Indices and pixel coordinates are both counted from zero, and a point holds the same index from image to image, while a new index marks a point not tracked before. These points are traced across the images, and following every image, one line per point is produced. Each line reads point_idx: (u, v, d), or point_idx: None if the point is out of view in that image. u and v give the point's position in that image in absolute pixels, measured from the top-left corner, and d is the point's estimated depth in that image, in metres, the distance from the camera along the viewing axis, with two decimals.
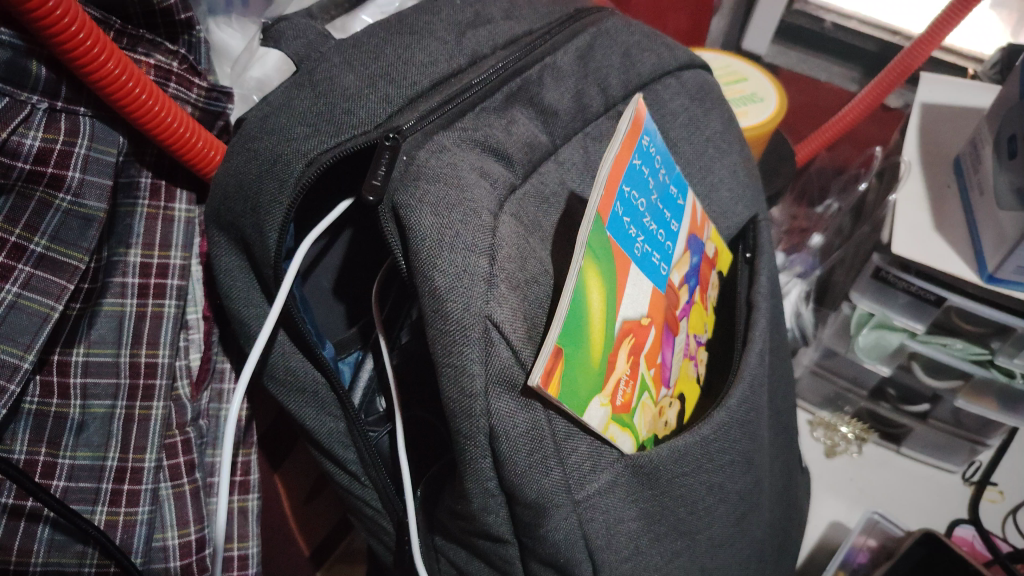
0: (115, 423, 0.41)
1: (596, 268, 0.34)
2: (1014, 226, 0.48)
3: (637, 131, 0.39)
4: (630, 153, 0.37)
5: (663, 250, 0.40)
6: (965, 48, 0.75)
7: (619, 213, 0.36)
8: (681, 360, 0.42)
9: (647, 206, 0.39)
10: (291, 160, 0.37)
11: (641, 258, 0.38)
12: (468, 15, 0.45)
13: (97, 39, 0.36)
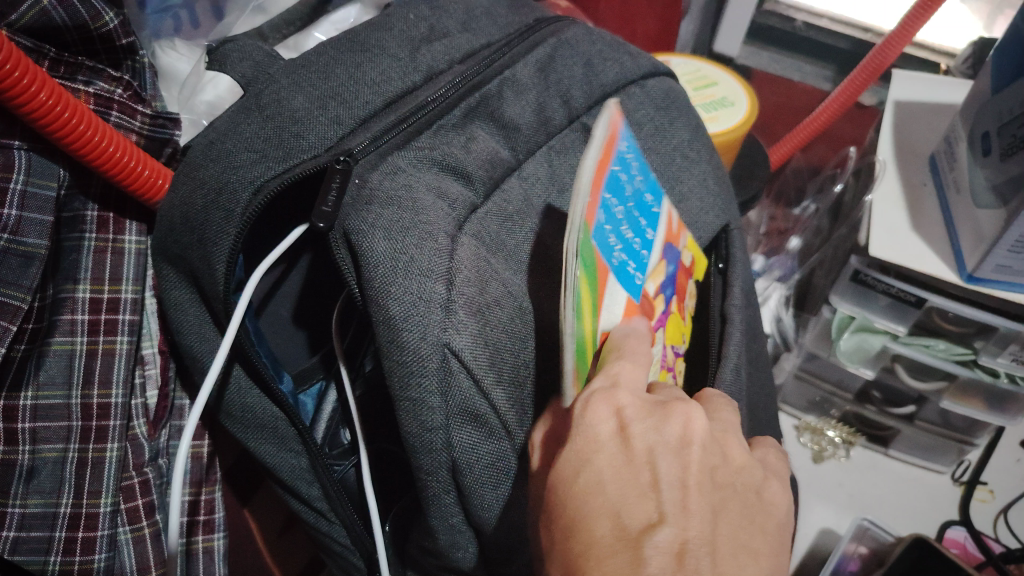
0: (68, 467, 0.40)
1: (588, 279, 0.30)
2: (991, 224, 0.47)
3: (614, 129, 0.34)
4: (610, 159, 0.34)
5: (641, 259, 0.37)
6: (937, 43, 0.74)
7: (602, 222, 0.32)
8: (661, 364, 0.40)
9: (626, 214, 0.35)
10: (237, 188, 0.35)
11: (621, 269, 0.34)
12: (423, 28, 0.43)
13: (27, 71, 0.34)
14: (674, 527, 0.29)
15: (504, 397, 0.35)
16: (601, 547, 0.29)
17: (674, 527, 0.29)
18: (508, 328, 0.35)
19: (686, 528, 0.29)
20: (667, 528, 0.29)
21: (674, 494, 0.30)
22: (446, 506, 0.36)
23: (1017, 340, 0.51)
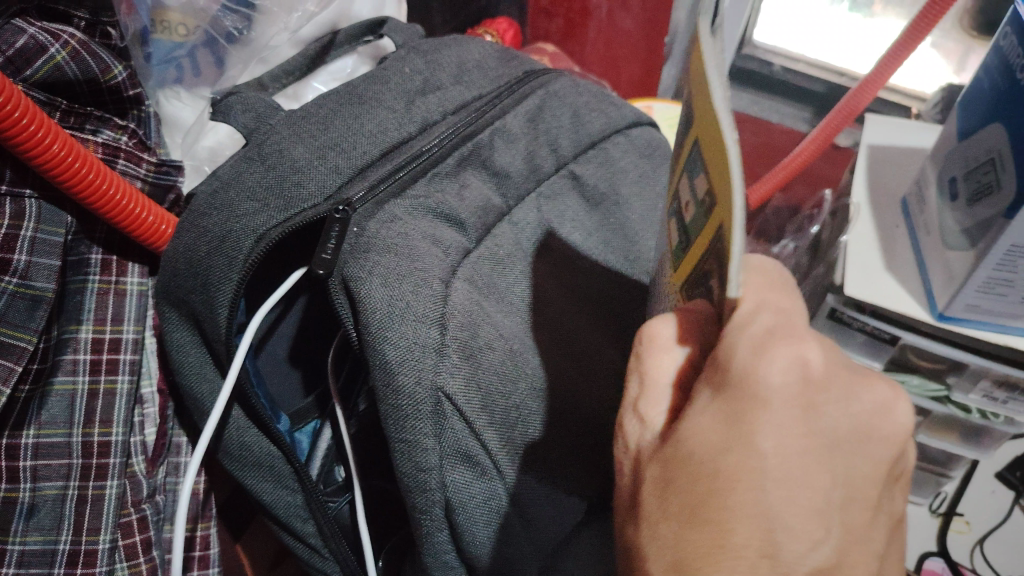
0: (68, 505, 0.40)
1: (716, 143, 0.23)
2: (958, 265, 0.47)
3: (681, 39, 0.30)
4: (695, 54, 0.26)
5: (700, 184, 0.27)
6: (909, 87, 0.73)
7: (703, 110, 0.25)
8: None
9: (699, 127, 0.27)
10: (240, 236, 0.37)
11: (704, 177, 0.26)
12: (418, 81, 0.45)
13: (41, 123, 0.36)
14: (838, 543, 0.24)
15: (496, 440, 0.36)
16: (738, 553, 0.22)
17: (835, 559, 0.24)
18: (500, 371, 0.37)
19: (846, 548, 0.24)
20: (827, 544, 0.23)
21: (845, 506, 0.24)
22: (438, 543, 0.37)
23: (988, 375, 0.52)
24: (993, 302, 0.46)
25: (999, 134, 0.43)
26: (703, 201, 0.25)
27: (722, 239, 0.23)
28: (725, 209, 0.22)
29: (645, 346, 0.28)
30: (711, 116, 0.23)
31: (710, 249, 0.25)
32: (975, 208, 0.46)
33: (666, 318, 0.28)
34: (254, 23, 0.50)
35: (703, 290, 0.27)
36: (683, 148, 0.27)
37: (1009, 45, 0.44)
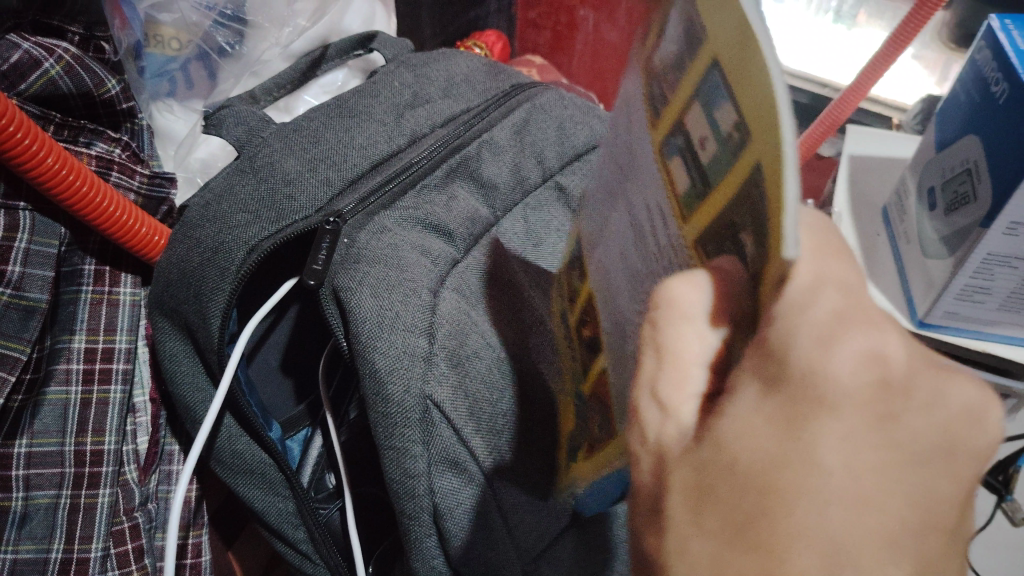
0: (60, 513, 0.41)
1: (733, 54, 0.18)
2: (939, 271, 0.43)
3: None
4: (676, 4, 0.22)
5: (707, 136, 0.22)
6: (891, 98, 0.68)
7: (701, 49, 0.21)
8: (587, 356, 0.34)
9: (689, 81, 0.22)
10: (233, 248, 0.38)
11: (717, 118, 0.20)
12: (407, 95, 0.46)
13: (35, 137, 0.37)
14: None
15: (484, 447, 0.37)
16: None
17: None
18: (487, 378, 0.38)
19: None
20: None
21: (928, 535, 0.18)
22: (426, 548, 0.38)
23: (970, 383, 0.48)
24: (973, 311, 0.43)
25: (975, 143, 0.40)
26: (730, 135, 0.19)
27: (768, 182, 0.16)
28: (769, 145, 0.16)
29: (660, 327, 0.20)
30: (735, 29, 0.18)
31: (743, 197, 0.18)
32: (952, 220, 0.42)
33: (681, 284, 0.20)
34: (246, 39, 0.51)
35: (732, 247, 0.19)
36: (687, 76, 0.21)
37: (982, 59, 0.41)
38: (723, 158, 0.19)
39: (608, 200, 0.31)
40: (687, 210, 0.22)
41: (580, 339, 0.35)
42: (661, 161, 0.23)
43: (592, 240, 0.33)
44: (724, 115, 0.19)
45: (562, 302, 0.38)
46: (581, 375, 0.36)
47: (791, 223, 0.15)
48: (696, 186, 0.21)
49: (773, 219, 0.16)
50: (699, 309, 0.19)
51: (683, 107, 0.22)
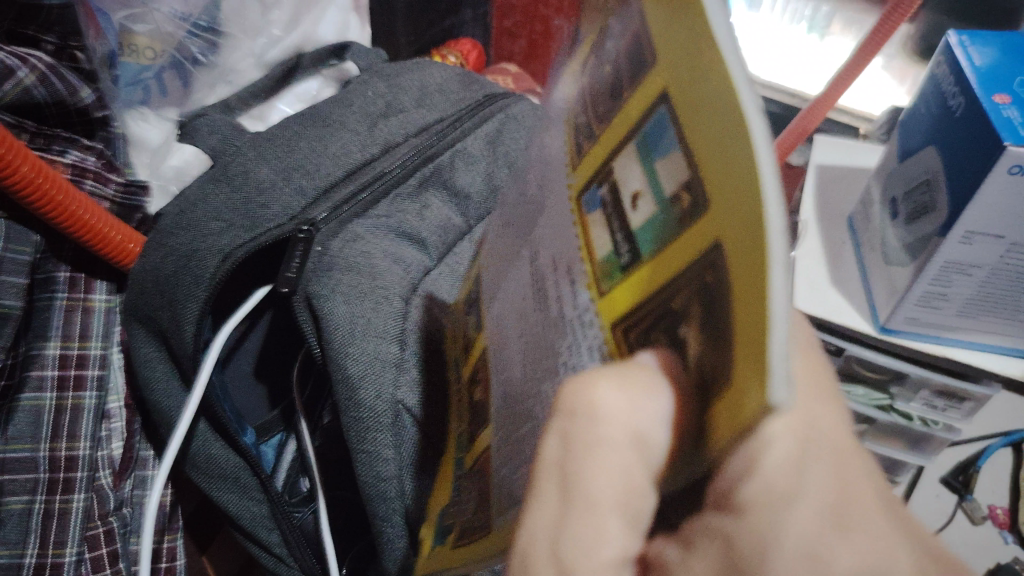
0: (34, 519, 0.40)
1: (695, 90, 0.14)
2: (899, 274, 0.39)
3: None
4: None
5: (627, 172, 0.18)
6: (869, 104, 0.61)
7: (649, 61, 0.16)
8: (475, 422, 0.29)
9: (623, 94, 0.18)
10: (206, 255, 0.38)
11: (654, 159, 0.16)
12: (380, 105, 0.47)
13: (14, 149, 0.38)
14: None
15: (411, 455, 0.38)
16: None
17: None
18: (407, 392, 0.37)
19: None
20: None
21: None
22: (396, 551, 0.38)
23: (931, 385, 0.47)
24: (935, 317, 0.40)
25: (938, 152, 0.34)
26: (678, 199, 0.15)
27: (739, 273, 0.13)
28: (743, 226, 0.13)
29: (572, 436, 0.16)
30: (697, 62, 0.14)
31: (693, 278, 0.15)
32: (918, 233, 0.36)
33: (608, 381, 0.16)
34: (219, 49, 0.52)
35: (666, 334, 0.16)
36: (635, 108, 0.17)
37: (938, 71, 0.36)
38: (664, 222, 0.16)
39: (516, 235, 0.26)
40: (607, 277, 0.19)
41: (472, 395, 0.30)
42: (579, 212, 0.21)
43: (495, 281, 0.28)
44: (670, 169, 0.15)
45: (459, 347, 0.34)
46: (466, 440, 0.31)
47: (782, 364, 0.12)
48: (622, 249, 0.18)
49: (749, 342, 0.13)
50: (619, 431, 0.16)
51: (617, 152, 0.18)
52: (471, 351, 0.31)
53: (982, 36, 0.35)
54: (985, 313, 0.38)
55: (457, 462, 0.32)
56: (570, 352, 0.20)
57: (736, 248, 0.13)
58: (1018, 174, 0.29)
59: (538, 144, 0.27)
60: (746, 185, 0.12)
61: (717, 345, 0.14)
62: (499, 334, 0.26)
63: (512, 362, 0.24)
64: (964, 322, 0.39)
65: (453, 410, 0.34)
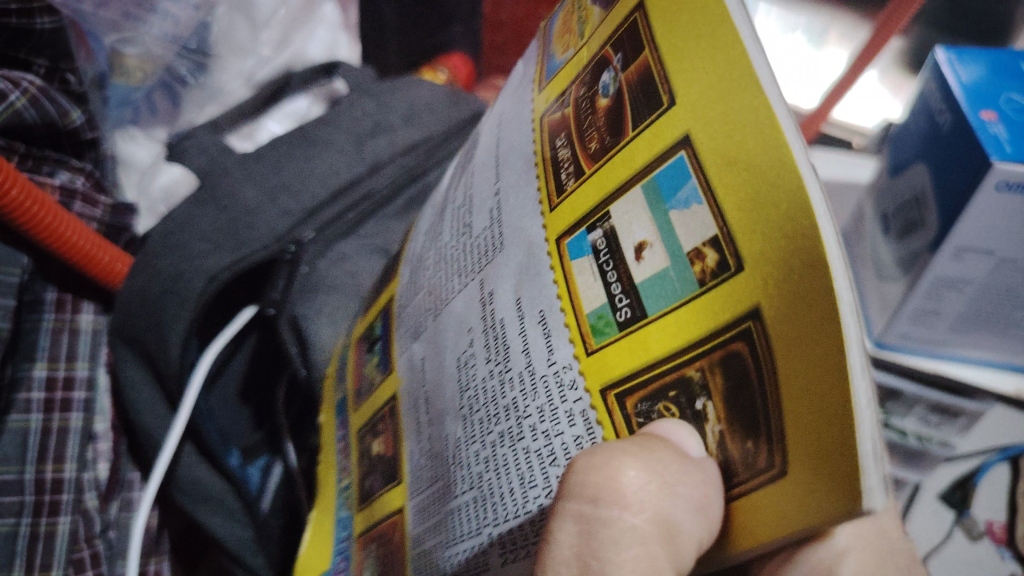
0: (20, 542, 0.40)
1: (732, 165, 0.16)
2: (892, 287, 0.34)
3: (575, 31, 0.26)
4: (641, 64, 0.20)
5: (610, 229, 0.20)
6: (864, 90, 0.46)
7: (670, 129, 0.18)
8: (377, 476, 0.32)
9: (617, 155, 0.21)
10: (192, 277, 0.39)
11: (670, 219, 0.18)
12: (369, 123, 0.46)
13: (8, 176, 0.39)
14: None
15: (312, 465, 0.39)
16: None
17: None
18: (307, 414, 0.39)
19: None
20: None
21: None
22: None
23: (921, 402, 0.39)
24: (932, 333, 0.34)
25: (923, 169, 0.31)
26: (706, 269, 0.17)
27: (802, 366, 0.14)
28: (805, 323, 0.14)
29: (593, 524, 0.19)
30: (742, 146, 0.15)
31: (719, 348, 0.16)
32: (905, 251, 0.33)
33: (632, 463, 0.19)
34: (208, 69, 0.52)
35: (679, 399, 0.18)
36: (651, 161, 0.19)
37: (926, 89, 0.33)
38: (680, 281, 0.17)
39: (454, 273, 0.27)
40: (597, 332, 0.20)
41: (368, 449, 0.33)
42: (558, 253, 0.21)
43: (422, 319, 0.29)
44: (691, 226, 0.17)
45: (348, 393, 0.36)
46: (355, 492, 0.34)
47: (875, 476, 0.13)
48: (620, 301, 0.19)
49: (820, 440, 0.14)
50: (639, 516, 0.19)
51: (615, 196, 0.20)
52: (371, 400, 0.33)
53: (970, 50, 0.32)
54: (982, 326, 0.33)
55: (343, 516, 0.34)
56: (538, 413, 0.21)
57: (796, 339, 0.14)
58: (1005, 192, 0.27)
59: (484, 177, 0.27)
60: (813, 284, 0.14)
61: (756, 426, 0.16)
62: (432, 381, 0.28)
63: (455, 415, 0.25)
64: (959, 338, 0.34)
65: (334, 455, 0.37)
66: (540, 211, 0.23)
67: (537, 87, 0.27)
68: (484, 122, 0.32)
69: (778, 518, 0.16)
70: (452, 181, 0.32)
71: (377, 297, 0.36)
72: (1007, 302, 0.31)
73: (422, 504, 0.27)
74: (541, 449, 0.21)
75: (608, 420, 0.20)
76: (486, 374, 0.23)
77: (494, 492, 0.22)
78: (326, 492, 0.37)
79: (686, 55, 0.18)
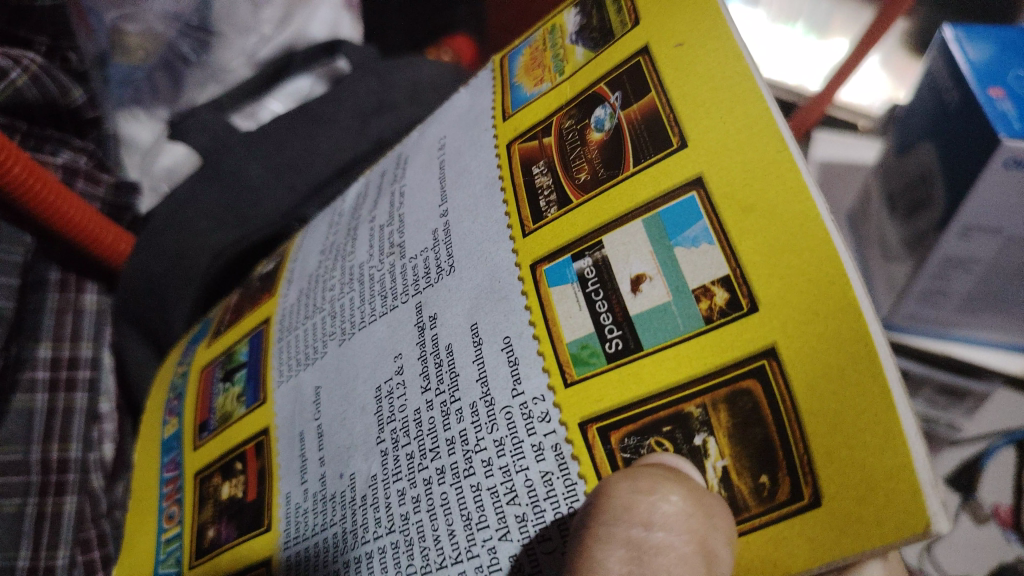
0: (26, 523, 0.39)
1: (760, 228, 0.19)
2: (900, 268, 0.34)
3: (549, 69, 0.28)
4: (640, 109, 0.23)
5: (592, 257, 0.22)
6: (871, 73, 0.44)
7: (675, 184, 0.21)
8: (226, 523, 0.30)
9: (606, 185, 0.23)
10: (198, 255, 0.39)
11: (676, 263, 0.20)
12: (374, 101, 0.45)
13: (17, 159, 0.39)
14: None
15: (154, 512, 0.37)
16: None
17: None
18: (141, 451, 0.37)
19: None
20: None
21: None
22: None
23: (930, 383, 0.38)
24: (934, 315, 0.33)
25: (931, 150, 0.31)
26: (717, 313, 0.19)
27: (839, 408, 0.17)
28: (841, 366, 0.17)
29: (643, 549, 0.19)
30: (772, 210, 0.19)
31: (730, 382, 0.18)
32: (911, 233, 0.32)
33: (676, 488, 0.18)
34: (210, 47, 0.51)
35: (673, 435, 0.20)
36: (659, 203, 0.21)
37: (931, 63, 0.32)
38: (682, 318, 0.19)
39: (372, 296, 0.28)
40: (579, 361, 0.21)
41: (215, 492, 0.31)
42: (533, 279, 0.23)
43: (317, 344, 0.29)
44: (699, 267, 0.19)
45: (186, 427, 0.35)
46: (186, 544, 0.32)
47: (935, 502, 0.16)
48: (610, 332, 0.21)
49: (863, 474, 0.17)
50: (680, 542, 0.19)
51: (604, 228, 0.22)
52: (227, 435, 0.32)
53: (981, 27, 0.31)
54: (990, 307, 0.32)
55: (162, 573, 0.32)
56: (496, 448, 0.21)
57: (831, 385, 0.17)
58: (1013, 169, 0.26)
59: (424, 195, 0.28)
60: (860, 340, 0.17)
61: (773, 459, 0.18)
62: (333, 417, 0.27)
63: (368, 449, 0.25)
64: (969, 320, 0.33)
65: (153, 504, 0.35)
66: (509, 235, 0.24)
67: (499, 116, 0.28)
68: (435, 121, 0.32)
69: (812, 549, 0.17)
70: (345, 216, 0.33)
71: (236, 324, 0.35)
72: (1016, 283, 0.30)
73: (309, 554, 0.26)
74: (496, 487, 0.21)
75: (585, 455, 0.20)
76: (423, 404, 0.24)
77: (425, 533, 0.22)
78: (137, 546, 0.34)
79: (708, 126, 0.21)
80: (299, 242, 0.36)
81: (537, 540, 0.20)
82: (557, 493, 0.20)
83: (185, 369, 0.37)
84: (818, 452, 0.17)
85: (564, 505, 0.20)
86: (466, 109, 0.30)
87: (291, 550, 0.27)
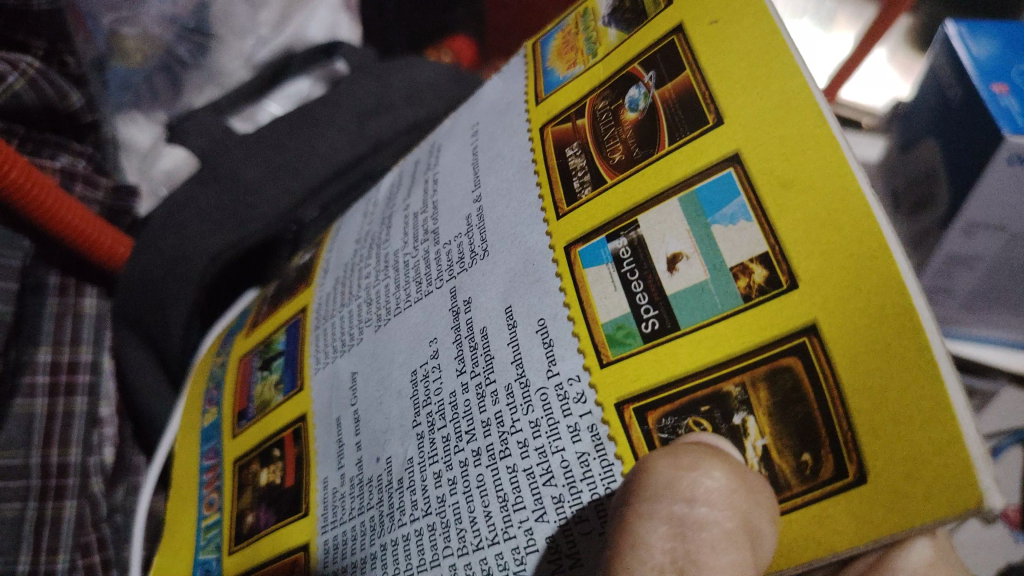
0: (27, 526, 0.39)
1: (799, 206, 0.19)
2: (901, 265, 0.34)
3: (582, 52, 0.29)
4: (675, 89, 0.23)
5: (629, 237, 0.22)
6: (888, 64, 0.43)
7: (711, 164, 0.21)
8: (265, 509, 0.30)
9: (642, 165, 0.23)
10: (194, 257, 0.39)
11: (712, 242, 0.20)
12: (369, 104, 0.45)
13: (14, 164, 0.39)
14: None
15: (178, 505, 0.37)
16: None
17: None
18: (180, 438, 0.37)
19: None
20: None
21: None
22: None
23: None
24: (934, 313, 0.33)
25: (935, 147, 0.31)
26: (756, 291, 0.19)
27: (884, 383, 0.17)
28: (882, 338, 0.17)
29: (686, 526, 0.18)
30: (812, 189, 0.19)
31: (769, 358, 0.18)
32: (916, 229, 0.32)
33: (718, 463, 0.18)
34: (208, 50, 0.52)
35: (712, 414, 0.19)
36: (697, 181, 0.21)
37: (934, 59, 0.32)
38: (720, 296, 0.20)
39: (408, 281, 0.28)
40: (614, 342, 0.21)
41: (253, 479, 0.31)
42: (568, 259, 0.23)
43: (354, 331, 0.29)
44: (737, 244, 0.20)
45: (224, 416, 0.35)
46: (226, 531, 0.32)
47: (989, 477, 0.15)
48: (645, 312, 0.21)
49: (912, 450, 0.16)
50: (725, 518, 0.18)
51: (642, 207, 0.22)
52: (265, 423, 0.32)
53: (983, 21, 0.31)
54: (996, 305, 0.32)
55: (202, 560, 0.32)
56: (532, 429, 0.21)
57: (875, 359, 0.17)
58: (1017, 165, 0.26)
59: (459, 180, 0.28)
60: (904, 313, 0.17)
61: (816, 438, 0.18)
62: (368, 403, 0.27)
63: (404, 433, 0.25)
64: (972, 318, 0.33)
65: (193, 492, 0.34)
66: (543, 218, 0.24)
67: (532, 99, 0.28)
68: (468, 108, 0.32)
69: (858, 526, 0.17)
70: (380, 206, 0.33)
71: (274, 315, 0.35)
72: (1021, 279, 0.30)
73: (346, 538, 0.26)
74: (533, 468, 0.21)
75: (622, 436, 0.20)
76: (458, 387, 0.24)
77: (462, 515, 0.22)
78: (175, 536, 0.34)
79: (744, 103, 0.21)
80: (334, 233, 0.36)
81: (574, 521, 0.20)
82: (594, 474, 0.20)
83: (224, 359, 0.37)
84: (862, 428, 0.17)
85: (601, 486, 0.20)
86: (497, 98, 0.31)
87: (329, 535, 0.27)
